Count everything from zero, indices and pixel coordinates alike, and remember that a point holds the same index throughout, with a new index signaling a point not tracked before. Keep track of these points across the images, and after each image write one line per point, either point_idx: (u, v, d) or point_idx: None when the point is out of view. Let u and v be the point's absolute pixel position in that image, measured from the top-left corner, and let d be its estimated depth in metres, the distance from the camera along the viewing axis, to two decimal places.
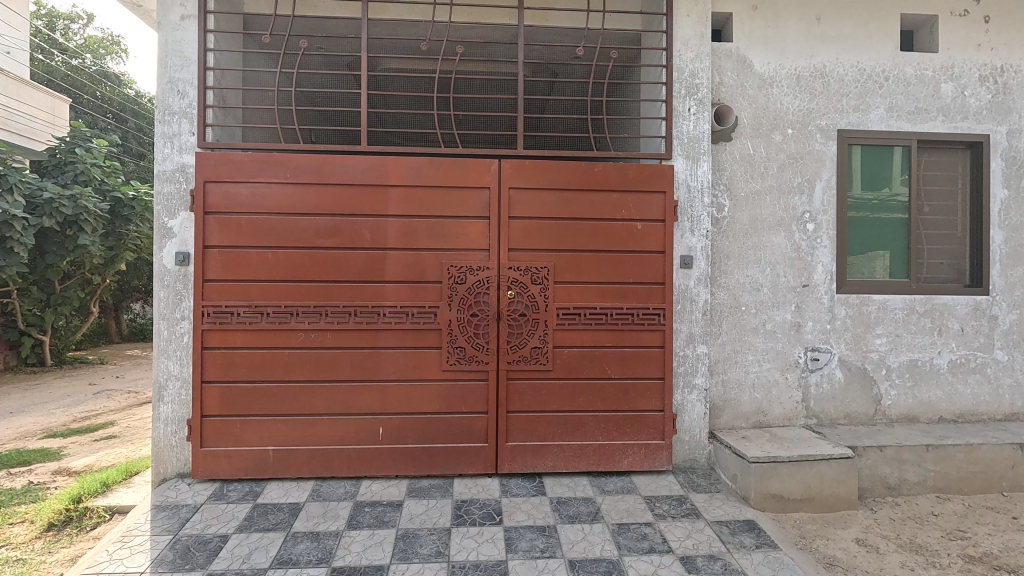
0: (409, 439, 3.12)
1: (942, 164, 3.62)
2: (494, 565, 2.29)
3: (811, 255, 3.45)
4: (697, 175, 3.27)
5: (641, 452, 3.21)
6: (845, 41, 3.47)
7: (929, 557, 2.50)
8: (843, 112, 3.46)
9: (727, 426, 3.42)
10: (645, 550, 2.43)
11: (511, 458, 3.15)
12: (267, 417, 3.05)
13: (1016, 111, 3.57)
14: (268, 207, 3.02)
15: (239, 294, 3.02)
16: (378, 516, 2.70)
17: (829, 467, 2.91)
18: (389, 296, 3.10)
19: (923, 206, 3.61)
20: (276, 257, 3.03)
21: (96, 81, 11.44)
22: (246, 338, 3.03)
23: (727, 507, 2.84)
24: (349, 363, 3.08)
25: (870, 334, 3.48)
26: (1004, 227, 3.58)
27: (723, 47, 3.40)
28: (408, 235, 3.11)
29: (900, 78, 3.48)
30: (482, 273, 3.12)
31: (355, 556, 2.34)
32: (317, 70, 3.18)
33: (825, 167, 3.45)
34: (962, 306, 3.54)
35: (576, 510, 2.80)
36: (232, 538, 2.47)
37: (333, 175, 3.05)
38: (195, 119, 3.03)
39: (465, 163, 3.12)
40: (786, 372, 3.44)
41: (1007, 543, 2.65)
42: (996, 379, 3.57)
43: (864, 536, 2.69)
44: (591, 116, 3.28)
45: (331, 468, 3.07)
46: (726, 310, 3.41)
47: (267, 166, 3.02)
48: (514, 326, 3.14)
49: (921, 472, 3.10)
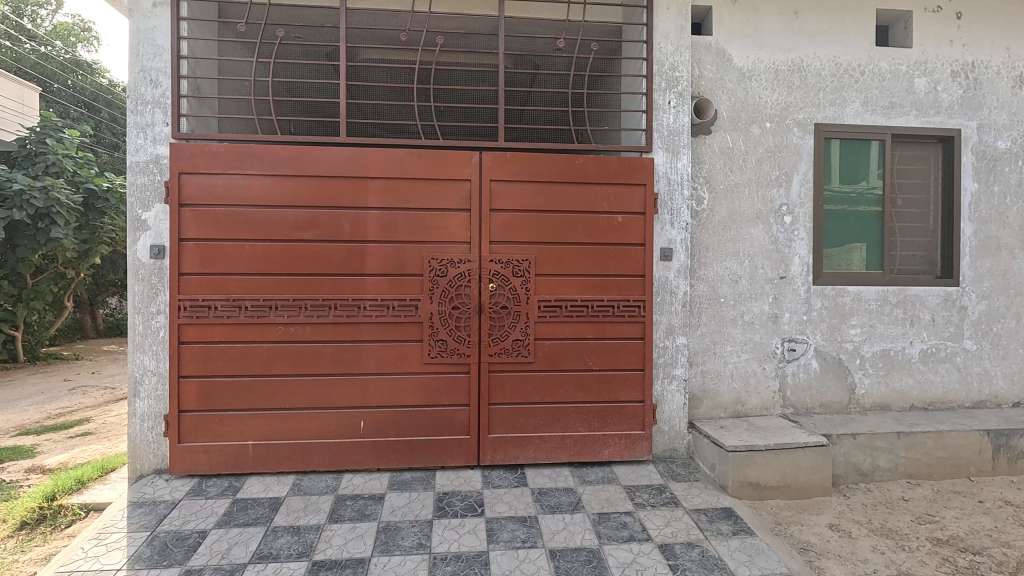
0: (390, 432, 3.12)
1: (914, 158, 3.69)
2: (475, 556, 2.31)
3: (787, 247, 3.50)
4: (677, 167, 3.28)
5: (622, 442, 3.25)
6: (822, 36, 3.51)
7: (899, 541, 2.57)
8: (820, 106, 3.50)
9: (706, 416, 3.46)
10: (624, 538, 2.47)
11: (493, 450, 3.16)
12: (245, 412, 3.03)
13: (986, 106, 3.64)
14: (245, 199, 2.98)
15: (216, 288, 2.98)
16: (360, 509, 2.70)
17: (804, 455, 2.97)
18: (369, 289, 3.08)
19: (897, 199, 3.68)
20: (254, 250, 2.99)
21: (68, 69, 11.20)
22: (223, 332, 2.99)
23: (705, 496, 2.89)
24: (330, 356, 3.06)
25: (845, 325, 3.55)
26: (974, 220, 3.65)
27: (702, 40, 3.42)
28: (389, 228, 3.08)
29: (874, 73, 3.54)
30: (464, 266, 3.11)
31: (336, 549, 2.34)
32: (294, 60, 3.13)
33: (802, 160, 3.49)
34: (933, 296, 3.62)
35: (557, 500, 2.82)
36: (211, 533, 2.45)
37: (312, 166, 3.01)
38: (168, 109, 2.97)
39: (446, 155, 3.10)
40: (763, 362, 3.50)
41: (973, 526, 2.73)
42: (965, 368, 3.67)
43: (837, 521, 2.76)
44: (572, 110, 3.26)
45: (312, 462, 3.05)
46: (705, 302, 3.45)
47: (244, 157, 2.97)
48: (495, 319, 3.14)
49: (893, 458, 3.19)
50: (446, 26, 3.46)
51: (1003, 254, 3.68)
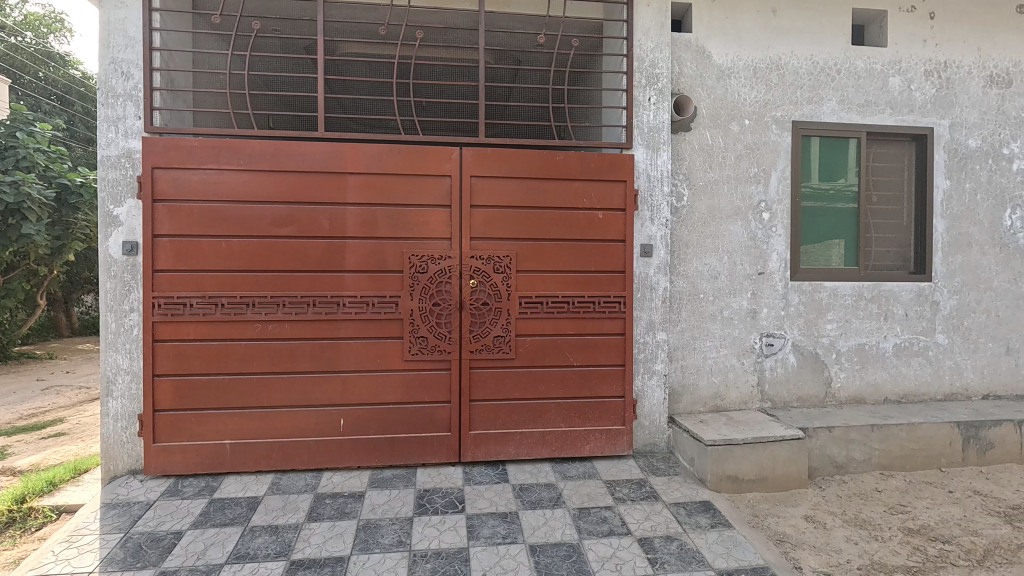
0: (370, 429, 3.10)
1: (889, 156, 3.76)
2: (456, 553, 2.31)
3: (766, 243, 3.54)
4: (657, 164, 3.30)
5: (603, 437, 3.27)
6: (800, 34, 3.55)
7: (872, 531, 2.62)
8: (798, 104, 3.54)
9: (686, 411, 3.50)
10: (604, 533, 2.48)
11: (474, 446, 3.16)
12: (223, 410, 2.98)
13: (958, 105, 3.71)
14: (221, 195, 2.93)
15: (191, 285, 2.92)
16: (339, 507, 2.68)
17: (781, 448, 3.01)
18: (348, 286, 3.05)
19: (872, 195, 3.74)
20: (230, 246, 2.94)
21: (39, 61, 10.88)
22: (199, 330, 2.94)
23: (684, 490, 2.93)
24: (309, 354, 3.03)
25: (821, 320, 3.61)
26: (946, 217, 3.73)
27: (682, 38, 3.44)
28: (368, 224, 3.05)
29: (851, 72, 3.59)
30: (444, 263, 3.10)
31: (315, 548, 2.32)
32: (271, 53, 3.07)
33: (779, 157, 3.53)
34: (906, 291, 3.69)
35: (538, 495, 2.84)
36: (187, 534, 2.42)
37: (289, 161, 2.97)
38: (141, 102, 2.90)
39: (426, 151, 3.08)
40: (742, 358, 3.54)
41: (943, 515, 2.80)
42: (937, 361, 3.75)
43: (813, 513, 2.80)
44: (552, 106, 3.26)
45: (291, 461, 3.02)
46: (685, 298, 3.48)
47: (219, 152, 2.92)
48: (475, 315, 3.13)
49: (867, 450, 3.25)
50: (426, 21, 3.43)
51: (974, 250, 3.76)
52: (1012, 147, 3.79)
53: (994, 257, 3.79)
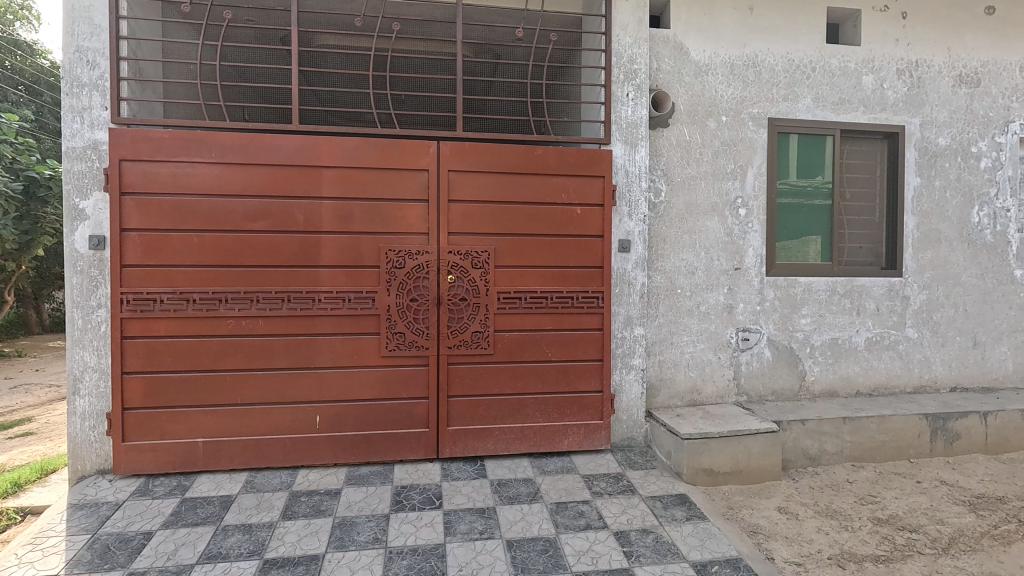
0: (347, 426, 3.07)
1: (862, 153, 3.83)
2: (432, 549, 2.30)
3: (742, 239, 3.58)
4: (635, 160, 3.31)
5: (581, 432, 3.28)
6: (776, 32, 3.58)
7: (842, 522, 2.68)
8: (773, 101, 3.58)
9: (663, 405, 3.53)
10: (581, 527, 2.49)
11: (452, 443, 3.15)
12: (195, 408, 2.93)
13: (929, 104, 3.78)
14: (192, 188, 2.86)
15: (162, 280, 2.86)
16: (315, 505, 2.65)
17: (755, 441, 3.06)
18: (323, 281, 3.01)
19: (846, 192, 3.81)
20: (202, 240, 2.88)
21: (6, 50, 10.47)
22: (170, 326, 2.88)
23: (661, 483, 2.95)
24: (284, 350, 2.98)
25: (796, 315, 3.66)
26: (917, 214, 3.81)
27: (660, 34, 3.45)
28: (344, 219, 3.01)
29: (825, 70, 3.64)
30: (422, 258, 3.07)
31: (289, 546, 2.29)
32: (243, 43, 3.00)
33: (756, 154, 3.57)
34: (878, 286, 3.76)
35: (516, 490, 2.84)
36: (157, 534, 2.37)
37: (262, 155, 2.92)
38: (107, 93, 2.82)
39: (403, 144, 3.04)
40: (718, 352, 3.58)
41: (911, 505, 2.86)
42: (907, 355, 3.83)
43: (785, 504, 2.85)
44: (530, 100, 3.25)
45: (266, 459, 2.98)
46: (662, 293, 3.50)
47: (190, 144, 2.86)
48: (453, 311, 3.12)
49: (839, 442, 3.31)
50: (403, 12, 3.38)
51: (942, 246, 3.85)
52: (980, 145, 3.88)
53: (962, 253, 3.88)
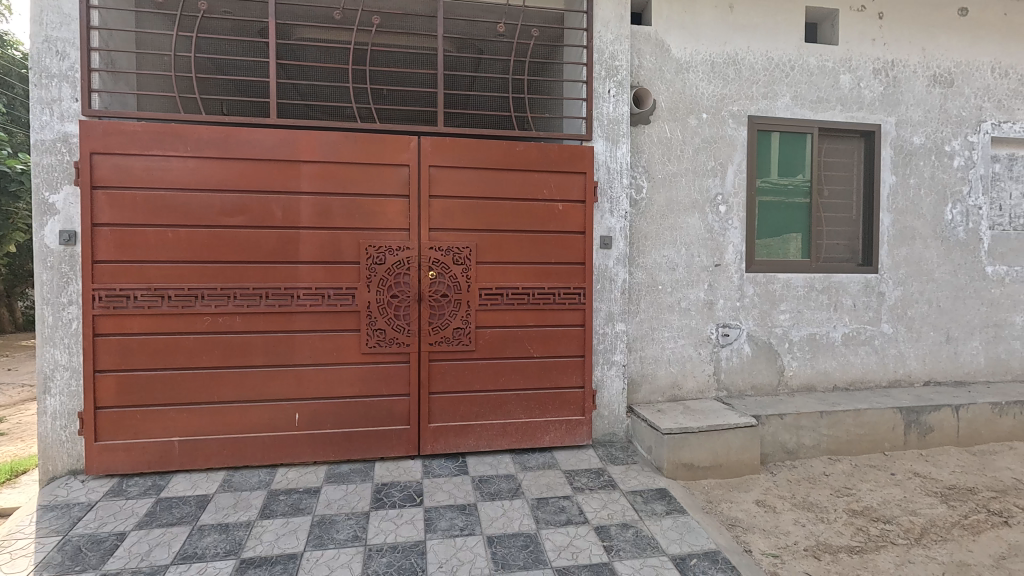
0: (327, 424, 3.04)
1: (839, 151, 3.88)
2: (412, 546, 2.28)
3: (722, 236, 3.61)
4: (616, 156, 3.32)
5: (562, 428, 3.29)
6: (756, 31, 3.61)
7: (819, 514, 2.72)
8: (753, 99, 3.61)
9: (645, 400, 3.55)
10: (562, 522, 2.50)
11: (433, 439, 3.14)
12: (171, 406, 2.88)
13: (904, 103, 3.85)
14: (167, 182, 2.81)
15: (135, 276, 2.80)
16: (294, 503, 2.62)
17: (734, 435, 3.09)
18: (302, 277, 2.97)
19: (823, 190, 3.86)
20: (177, 236, 2.83)
21: None
22: (145, 323, 2.82)
23: (642, 478, 2.97)
24: (262, 347, 2.95)
25: (775, 311, 3.71)
26: (892, 211, 3.87)
27: (641, 31, 3.46)
28: (323, 214, 2.98)
29: (803, 69, 3.68)
30: (402, 254, 3.05)
31: (266, 545, 2.26)
32: (219, 34, 2.95)
33: (736, 151, 3.60)
34: (855, 283, 3.82)
35: (497, 487, 2.83)
36: (131, 535, 2.32)
37: (239, 149, 2.87)
38: (78, 84, 2.75)
39: (383, 139, 3.01)
40: (699, 347, 3.61)
41: (885, 497, 2.92)
42: (882, 350, 3.90)
43: (764, 497, 2.89)
44: (511, 96, 3.24)
45: (243, 457, 2.94)
46: (644, 289, 3.52)
47: (164, 138, 2.80)
48: (434, 307, 3.10)
49: (816, 436, 3.36)
50: (383, 6, 3.34)
51: (917, 243, 3.93)
52: (954, 144, 3.95)
53: (936, 250, 3.96)
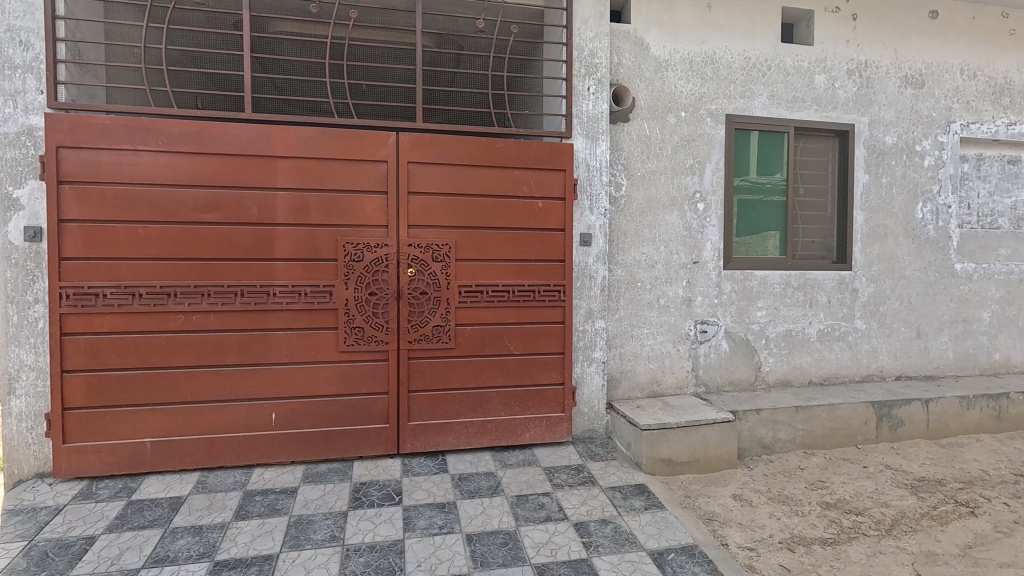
0: (304, 423, 3.00)
1: (814, 150, 3.94)
2: (391, 545, 2.27)
3: (700, 233, 3.65)
4: (596, 154, 3.32)
5: (543, 425, 3.29)
6: (733, 30, 3.65)
7: (793, 507, 2.77)
8: (731, 98, 3.65)
9: (624, 397, 3.58)
10: (541, 519, 2.50)
11: (413, 438, 3.12)
12: (142, 407, 2.81)
13: (877, 103, 3.92)
14: (137, 177, 2.74)
15: (104, 273, 2.73)
16: (270, 504, 2.58)
17: (712, 430, 3.13)
18: (279, 274, 2.93)
19: (799, 188, 3.92)
20: (148, 232, 2.76)
21: None
22: (115, 322, 2.75)
23: (621, 474, 2.99)
24: (237, 346, 2.89)
25: (752, 308, 3.76)
26: (865, 209, 3.95)
27: (621, 28, 3.47)
28: (300, 211, 2.93)
29: (780, 68, 3.72)
30: (381, 251, 3.02)
31: (241, 547, 2.23)
32: (191, 26, 2.88)
33: (713, 150, 3.64)
34: (829, 280, 3.89)
35: (477, 484, 2.83)
36: (100, 539, 2.27)
37: (212, 143, 2.81)
38: (43, 76, 2.67)
39: (361, 135, 2.98)
40: (678, 344, 3.65)
41: (858, 489, 2.98)
42: (856, 345, 3.98)
43: (740, 492, 2.93)
44: (491, 92, 3.23)
45: (218, 458, 2.89)
46: (623, 286, 3.54)
47: (134, 132, 2.73)
48: (414, 305, 3.08)
49: (792, 431, 3.42)
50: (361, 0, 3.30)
51: (889, 241, 4.01)
52: (924, 144, 4.04)
53: (907, 248, 4.05)
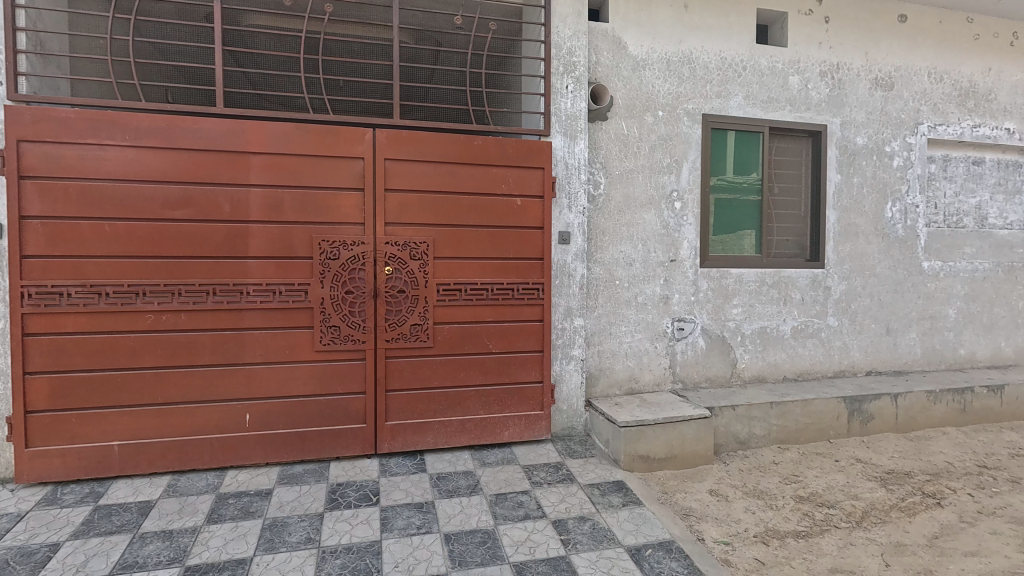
0: (279, 424, 2.95)
1: (788, 150, 4.01)
2: (368, 546, 2.24)
3: (677, 232, 3.68)
4: (574, 152, 3.33)
5: (522, 423, 3.29)
6: (709, 31, 3.69)
7: (768, 501, 2.81)
8: (707, 98, 3.69)
9: (603, 394, 3.59)
10: (520, 517, 2.50)
11: (391, 438, 3.09)
12: (110, 409, 2.73)
13: (848, 105, 4.00)
14: (103, 173, 2.66)
15: (69, 272, 2.64)
16: (244, 507, 2.53)
17: (689, 427, 3.16)
18: (252, 273, 2.87)
19: (774, 187, 3.98)
20: (115, 229, 2.68)
21: None
22: (80, 322, 2.67)
23: (599, 471, 3.00)
24: (209, 346, 2.83)
25: (727, 305, 3.81)
26: (837, 209, 4.03)
27: (599, 27, 3.48)
28: (274, 208, 2.88)
29: (755, 69, 3.78)
30: (357, 249, 2.98)
31: (214, 551, 2.18)
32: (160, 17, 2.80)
33: (690, 149, 3.67)
34: (803, 277, 3.96)
35: (455, 484, 2.81)
36: (65, 545, 2.20)
37: (182, 138, 2.74)
38: (3, 66, 2.57)
39: (337, 131, 2.93)
40: (655, 341, 3.68)
41: (830, 482, 3.04)
42: (828, 342, 4.06)
43: (717, 487, 2.96)
44: (470, 89, 3.21)
45: (190, 461, 2.83)
46: (602, 284, 3.56)
47: (100, 126, 2.65)
48: (391, 303, 3.05)
49: (766, 426, 3.48)
50: None
51: (860, 239, 4.10)
52: (894, 145, 4.14)
53: (877, 246, 4.14)
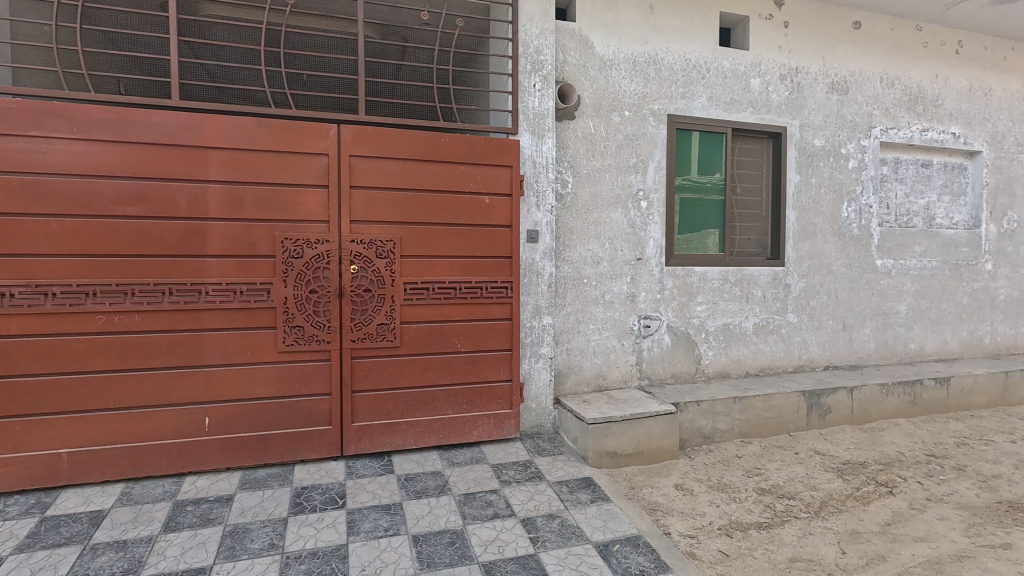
0: (241, 427, 2.86)
1: (749, 151, 4.11)
2: (333, 551, 2.20)
3: (643, 231, 3.73)
4: (542, 151, 3.34)
5: (491, 422, 3.29)
6: (674, 32, 3.74)
7: (731, 494, 2.88)
8: (672, 99, 3.75)
9: (571, 392, 3.61)
10: (489, 516, 2.49)
11: (357, 439, 3.04)
12: (57, 415, 2.60)
13: (807, 108, 4.13)
14: (49, 167, 2.52)
15: (12, 271, 2.51)
16: (203, 514, 2.45)
17: (655, 423, 3.21)
18: (211, 271, 2.77)
19: (736, 187, 4.07)
20: (63, 226, 2.55)
21: None
22: (24, 324, 2.53)
23: (568, 468, 3.02)
24: (166, 348, 2.72)
25: (692, 302, 3.88)
26: (796, 208, 4.15)
27: (566, 26, 3.49)
28: (234, 204, 2.79)
29: (718, 71, 3.85)
30: (322, 247, 2.91)
31: (171, 561, 2.10)
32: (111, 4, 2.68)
33: (656, 149, 3.72)
34: (764, 275, 4.07)
35: (423, 484, 2.78)
36: (8, 560, 2.08)
37: (135, 132, 2.63)
38: None
39: (300, 126, 2.86)
40: (622, 339, 3.72)
41: (790, 474, 3.14)
42: (788, 338, 4.18)
43: (682, 481, 3.02)
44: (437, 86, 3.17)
45: (145, 467, 2.72)
46: (570, 283, 3.58)
47: (45, 117, 2.51)
48: (357, 303, 2.99)
49: (730, 420, 3.56)
50: None
51: (818, 238, 4.23)
52: (849, 148, 4.29)
53: (834, 245, 4.29)
